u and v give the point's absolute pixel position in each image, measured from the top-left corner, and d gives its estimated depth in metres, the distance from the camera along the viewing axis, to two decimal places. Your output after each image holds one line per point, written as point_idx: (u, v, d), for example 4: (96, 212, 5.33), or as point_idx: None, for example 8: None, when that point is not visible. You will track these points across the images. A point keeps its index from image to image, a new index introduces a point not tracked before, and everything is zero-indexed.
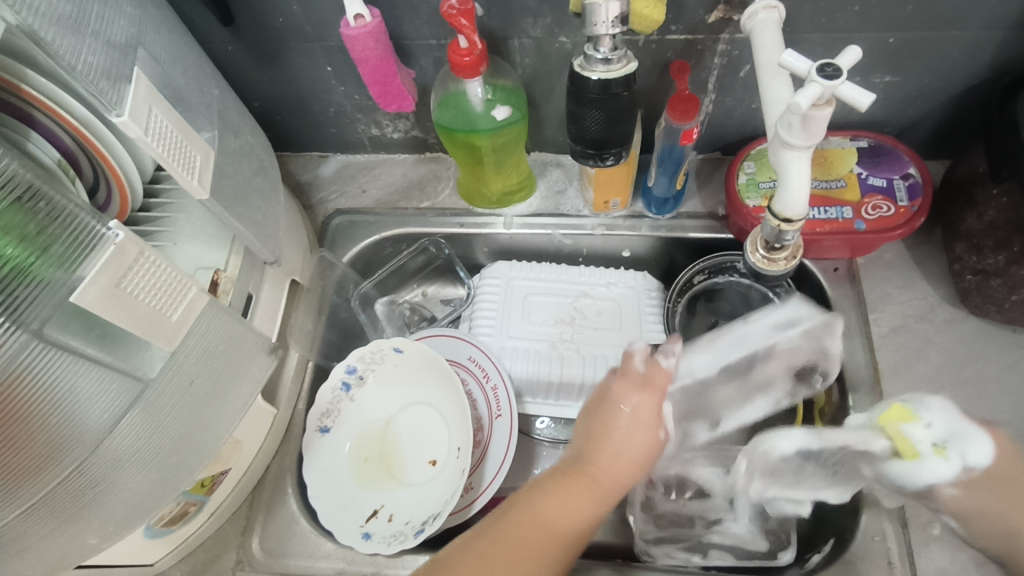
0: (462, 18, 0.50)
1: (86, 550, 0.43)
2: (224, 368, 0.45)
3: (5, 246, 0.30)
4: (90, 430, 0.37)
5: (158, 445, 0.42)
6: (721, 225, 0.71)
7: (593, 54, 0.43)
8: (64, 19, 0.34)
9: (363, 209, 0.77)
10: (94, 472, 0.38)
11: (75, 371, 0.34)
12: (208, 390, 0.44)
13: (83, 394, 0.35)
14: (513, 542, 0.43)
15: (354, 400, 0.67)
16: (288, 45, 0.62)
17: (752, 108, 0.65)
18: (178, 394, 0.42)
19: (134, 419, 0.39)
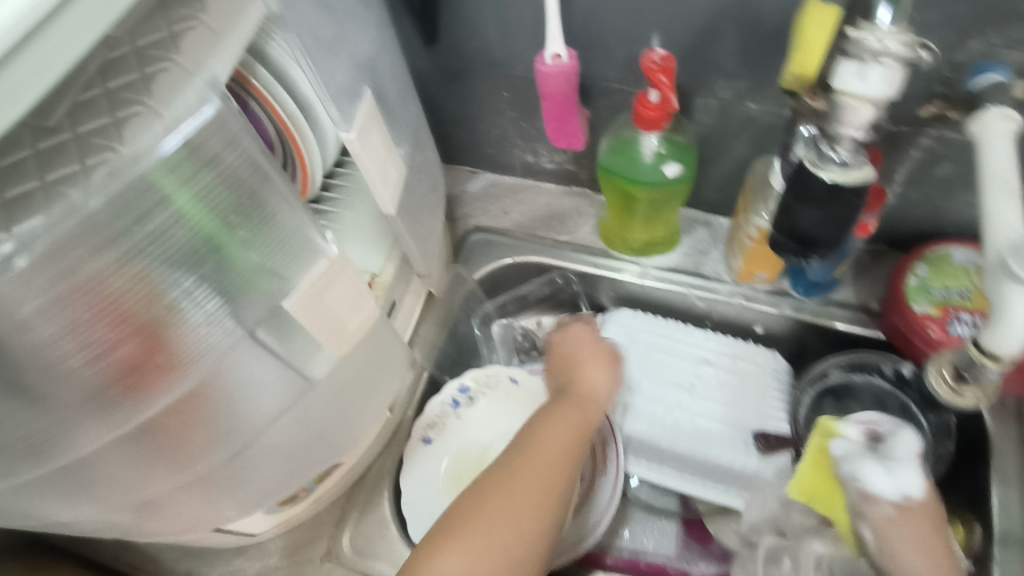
0: (662, 75, 0.49)
1: (219, 521, 0.47)
2: (371, 378, 0.48)
3: (247, 252, 0.34)
4: (258, 427, 0.40)
5: (299, 447, 0.45)
6: (874, 322, 0.66)
7: (828, 153, 0.42)
8: (326, 37, 0.37)
9: (502, 230, 0.78)
10: (246, 460, 0.42)
11: (263, 369, 0.38)
12: (353, 398, 0.47)
13: (263, 396, 0.39)
14: (508, 483, 0.47)
15: (460, 418, 0.67)
16: (474, 67, 0.64)
17: (940, 207, 0.60)
18: (334, 394, 0.44)
19: (292, 419, 0.42)
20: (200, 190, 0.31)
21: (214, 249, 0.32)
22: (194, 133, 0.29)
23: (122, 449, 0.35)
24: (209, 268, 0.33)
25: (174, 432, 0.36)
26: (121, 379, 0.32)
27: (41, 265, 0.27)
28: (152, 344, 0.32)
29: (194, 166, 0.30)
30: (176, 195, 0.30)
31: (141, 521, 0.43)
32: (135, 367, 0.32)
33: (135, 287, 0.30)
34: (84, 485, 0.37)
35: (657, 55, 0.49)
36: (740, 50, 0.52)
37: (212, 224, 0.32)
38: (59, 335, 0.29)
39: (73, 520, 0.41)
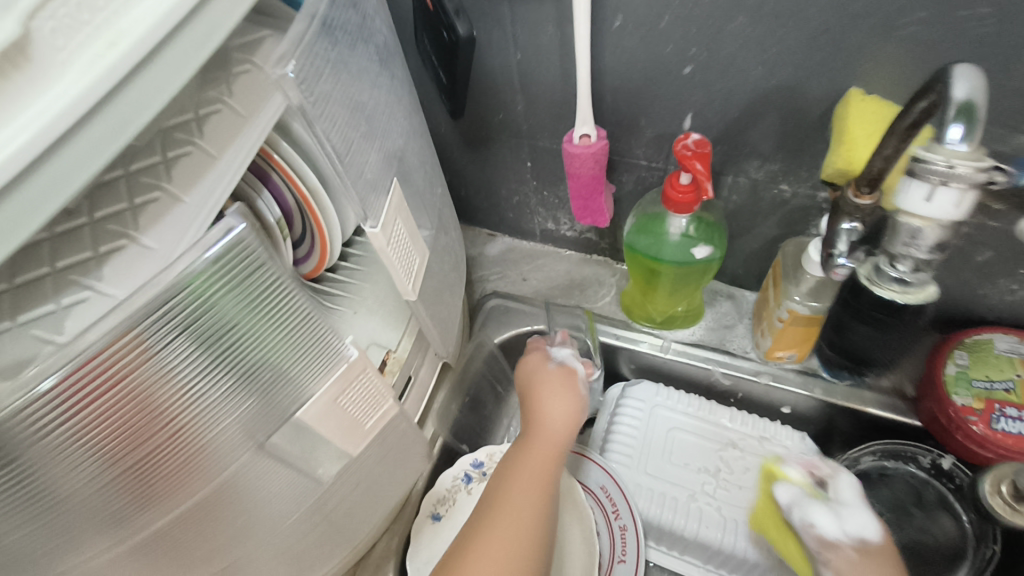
0: (697, 161, 0.48)
1: None
2: (385, 470, 0.46)
3: (272, 363, 0.33)
4: (264, 533, 0.39)
5: (300, 552, 0.43)
6: (909, 407, 0.63)
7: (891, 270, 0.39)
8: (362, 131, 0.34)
9: (520, 296, 0.76)
10: (241, 567, 0.40)
11: (271, 477, 0.36)
12: (363, 491, 0.45)
13: (271, 503, 0.38)
14: (510, 496, 0.48)
15: (470, 494, 0.65)
16: (498, 137, 0.63)
17: (979, 293, 0.58)
18: (349, 488, 0.43)
19: (295, 525, 0.41)
20: (232, 305, 0.30)
21: (240, 360, 0.31)
22: (234, 252, 0.28)
23: (125, 557, 0.33)
24: (235, 380, 0.31)
25: (175, 543, 0.35)
26: (132, 494, 0.31)
27: (71, 385, 0.25)
28: (170, 457, 0.31)
29: (228, 286, 0.29)
30: (210, 311, 0.29)
31: None
32: (150, 480, 0.31)
33: (169, 405, 0.29)
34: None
35: (690, 141, 0.48)
36: (778, 134, 0.50)
37: (240, 336, 0.31)
38: (81, 454, 0.27)
39: None
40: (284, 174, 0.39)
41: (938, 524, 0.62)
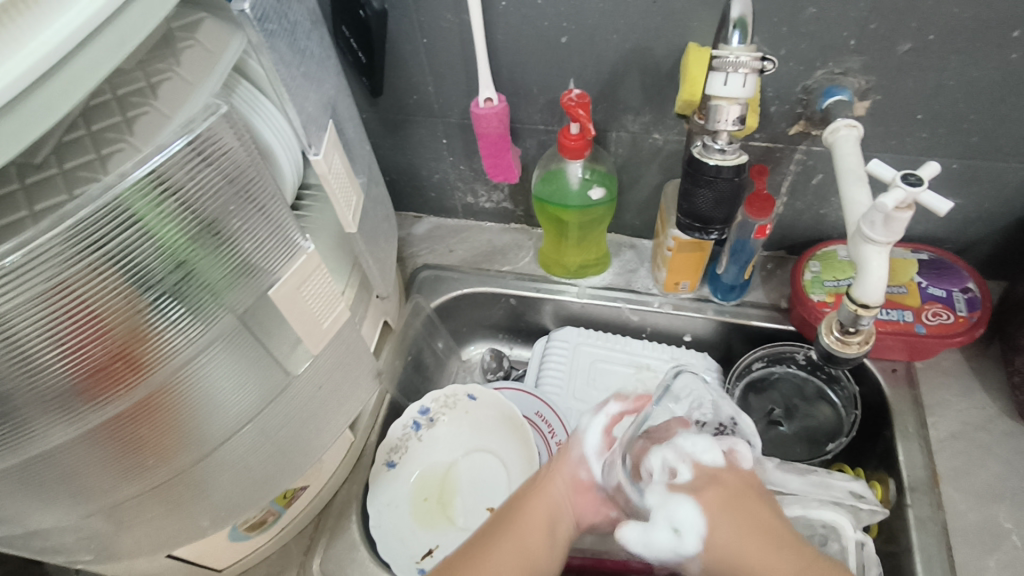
0: (580, 109, 0.58)
1: (198, 530, 0.50)
2: (344, 380, 0.53)
3: (209, 268, 0.40)
4: (220, 433, 0.45)
5: (264, 456, 0.49)
6: (783, 316, 0.75)
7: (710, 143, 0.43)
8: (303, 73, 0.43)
9: (449, 266, 0.84)
10: (208, 468, 0.46)
11: (219, 376, 0.43)
12: (327, 397, 0.52)
13: (226, 399, 0.44)
14: (524, 518, 0.52)
15: (421, 440, 0.71)
16: (414, 118, 0.72)
17: (821, 212, 0.71)
18: (306, 395, 0.50)
19: (250, 430, 0.47)
20: (169, 208, 0.36)
21: (180, 258, 0.38)
22: (167, 165, 0.34)
23: (85, 443, 0.39)
24: (177, 276, 0.38)
25: (134, 432, 0.40)
26: (90, 375, 0.36)
27: (33, 265, 0.31)
28: (116, 349, 0.36)
29: (153, 203, 0.35)
30: (150, 211, 0.35)
31: (112, 529, 0.45)
32: (105, 364, 0.36)
33: (114, 299, 0.35)
34: (46, 479, 0.40)
35: (573, 94, 0.58)
36: (643, 88, 0.62)
37: (177, 242, 0.37)
38: (41, 329, 0.33)
39: (39, 528, 0.43)
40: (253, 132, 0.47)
41: (818, 411, 0.73)
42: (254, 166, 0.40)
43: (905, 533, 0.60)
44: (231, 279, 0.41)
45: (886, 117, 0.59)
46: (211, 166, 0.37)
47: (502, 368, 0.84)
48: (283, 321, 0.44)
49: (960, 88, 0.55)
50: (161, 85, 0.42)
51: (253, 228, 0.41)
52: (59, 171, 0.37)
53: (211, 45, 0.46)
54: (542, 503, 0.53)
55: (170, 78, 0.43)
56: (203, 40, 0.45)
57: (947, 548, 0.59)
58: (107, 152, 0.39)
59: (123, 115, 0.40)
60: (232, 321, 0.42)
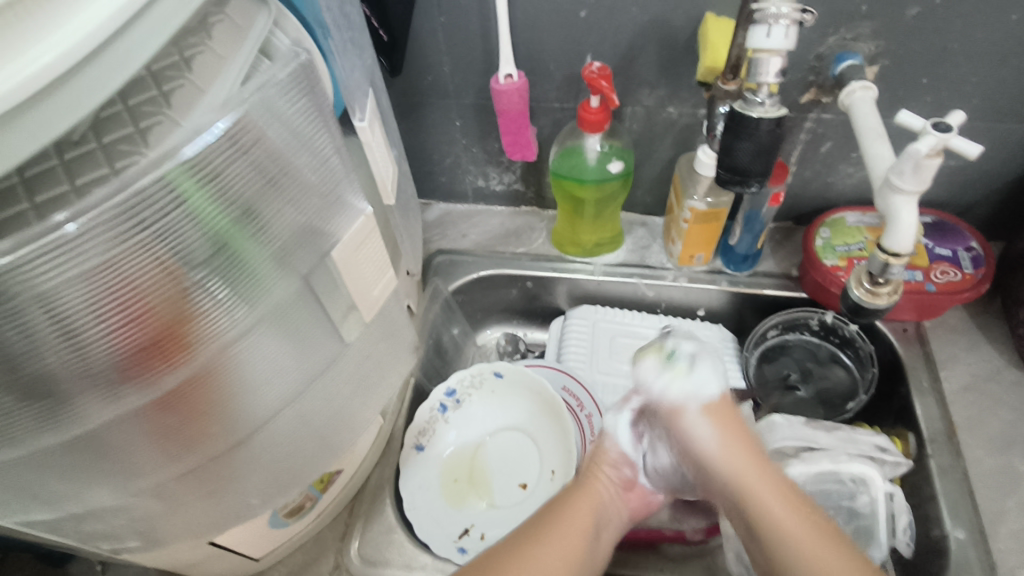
0: (601, 81, 0.59)
1: (247, 507, 0.49)
2: (387, 352, 0.53)
3: (260, 242, 0.38)
4: (261, 416, 0.44)
5: (310, 432, 0.49)
6: (795, 284, 0.77)
7: (750, 98, 0.43)
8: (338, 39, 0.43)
9: (463, 250, 0.84)
10: (252, 448, 0.45)
11: (265, 355, 0.42)
12: (373, 367, 0.52)
13: (268, 380, 0.43)
14: (574, 515, 0.53)
15: (448, 422, 0.72)
16: (428, 101, 0.72)
17: (829, 180, 0.74)
18: (354, 367, 0.50)
19: (294, 409, 0.46)
20: (217, 187, 0.34)
21: (233, 232, 0.37)
22: (206, 152, 0.33)
23: (130, 423, 0.38)
24: (228, 251, 0.37)
25: (178, 413, 0.39)
26: (137, 353, 0.35)
27: (87, 232, 0.30)
28: (166, 325, 0.35)
29: (207, 179, 0.33)
30: (200, 189, 0.33)
31: (163, 509, 0.44)
32: (153, 341, 0.35)
33: (166, 274, 0.34)
34: (89, 460, 0.38)
35: (594, 67, 0.60)
36: (659, 61, 0.63)
37: (227, 219, 0.36)
38: (90, 301, 0.32)
39: (87, 511, 0.42)
40: None
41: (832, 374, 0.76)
42: (302, 148, 0.39)
43: (928, 482, 0.62)
44: (277, 256, 0.40)
45: (894, 81, 0.61)
46: (267, 137, 0.36)
47: (517, 351, 0.86)
48: (334, 287, 0.44)
49: (965, 50, 0.58)
50: (195, 59, 0.37)
51: (299, 203, 0.40)
52: (98, 145, 0.33)
53: (242, 20, 0.39)
54: (586, 502, 0.54)
55: (204, 50, 0.37)
56: (232, 12, 0.39)
57: (970, 493, 0.61)
58: (145, 126, 0.34)
59: (159, 89, 0.35)
60: (277, 299, 0.41)
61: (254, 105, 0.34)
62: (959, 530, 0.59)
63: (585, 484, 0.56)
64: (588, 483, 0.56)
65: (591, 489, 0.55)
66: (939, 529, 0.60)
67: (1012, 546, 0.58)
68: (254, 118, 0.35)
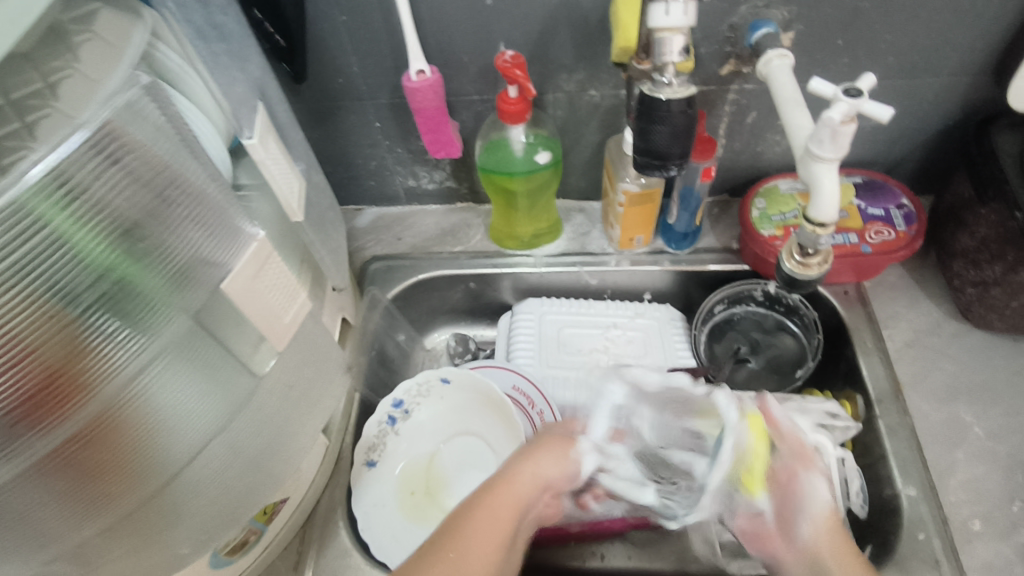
0: (516, 70, 0.57)
1: (176, 561, 0.45)
2: (312, 377, 0.50)
3: (145, 272, 0.35)
4: (183, 456, 0.41)
5: (239, 469, 0.46)
6: (736, 257, 0.77)
7: (658, 79, 0.42)
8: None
9: (399, 254, 0.81)
10: (175, 493, 0.42)
11: (174, 390, 0.39)
12: (299, 394, 0.49)
13: (184, 417, 0.40)
14: (495, 502, 0.47)
15: (398, 434, 0.69)
16: (341, 104, 0.69)
17: (758, 150, 0.73)
18: (277, 394, 0.47)
19: (218, 446, 0.43)
20: (84, 216, 0.31)
21: (112, 263, 0.33)
22: (66, 166, 0.29)
23: (27, 485, 0.34)
24: (110, 283, 0.33)
25: (85, 465, 0.36)
26: (24, 408, 0.31)
27: None
28: (52, 372, 0.32)
29: (65, 203, 0.30)
30: (61, 214, 0.30)
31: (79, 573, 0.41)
32: (39, 392, 0.31)
33: (41, 316, 0.30)
34: None
35: (506, 56, 0.57)
36: (574, 44, 0.61)
37: (100, 247, 0.32)
38: None
39: None
40: None
41: (781, 343, 0.75)
42: (184, 164, 0.37)
43: (878, 442, 0.63)
44: (170, 283, 0.37)
45: (809, 47, 0.61)
46: (136, 148, 0.33)
47: (470, 351, 0.84)
48: (240, 319, 0.42)
49: (876, 9, 0.58)
50: (62, 83, 0.33)
51: (188, 225, 0.37)
52: None
53: (113, 38, 0.37)
54: (507, 503, 0.47)
55: (70, 74, 0.33)
56: (100, 28, 0.36)
57: (918, 449, 0.61)
58: (8, 161, 0.30)
59: (22, 120, 0.31)
60: (176, 328, 0.38)
61: (116, 112, 0.32)
62: (911, 488, 0.59)
63: (517, 472, 0.50)
64: (520, 474, 0.50)
65: (518, 469, 0.50)
66: (891, 488, 0.60)
67: (962, 497, 0.59)
68: (116, 127, 0.32)
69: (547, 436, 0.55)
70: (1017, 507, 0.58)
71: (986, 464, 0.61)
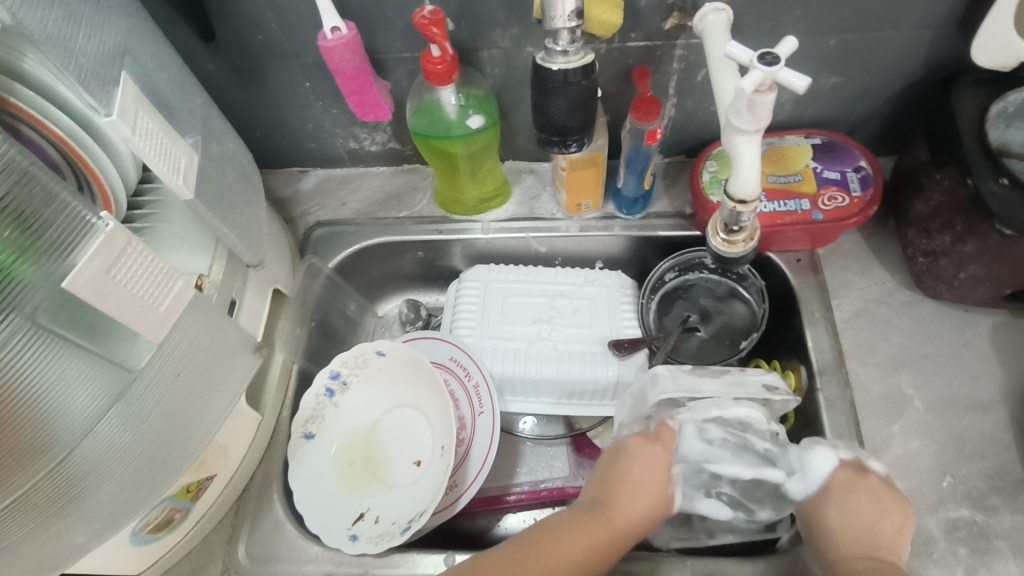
0: (434, 27, 0.53)
1: (75, 548, 0.43)
2: (210, 362, 0.47)
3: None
4: (82, 426, 0.38)
5: (144, 445, 0.43)
6: (689, 222, 0.74)
7: (553, 46, 0.41)
8: (58, 21, 0.36)
9: (343, 220, 0.78)
10: (75, 470, 0.39)
11: (58, 366, 0.35)
12: (194, 382, 0.45)
13: (73, 388, 0.37)
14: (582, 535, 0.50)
15: (337, 406, 0.68)
16: (267, 62, 0.65)
17: (712, 109, 0.69)
18: (166, 386, 0.43)
19: (117, 419, 0.40)
20: None
21: None
22: None
23: None
24: None
25: None
26: None
27: None
28: None
29: None
30: None
31: None
32: None
33: None
34: None
35: (424, 11, 0.53)
36: None
37: None
38: None
39: None
40: (33, 120, 0.42)
41: (733, 310, 0.73)
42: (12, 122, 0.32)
43: (816, 414, 0.62)
44: (31, 253, 0.32)
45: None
46: None
47: (421, 318, 0.82)
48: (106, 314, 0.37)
49: None
50: None
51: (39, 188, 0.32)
52: None
53: None
54: (597, 532, 0.51)
55: None
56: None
57: (855, 422, 0.60)
58: None
59: None
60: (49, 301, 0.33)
61: None
62: None
63: (619, 512, 0.53)
64: (621, 514, 0.53)
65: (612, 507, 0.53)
66: None
67: (895, 471, 0.58)
68: None
69: (626, 469, 0.56)
70: (948, 481, 0.57)
71: (922, 438, 0.60)
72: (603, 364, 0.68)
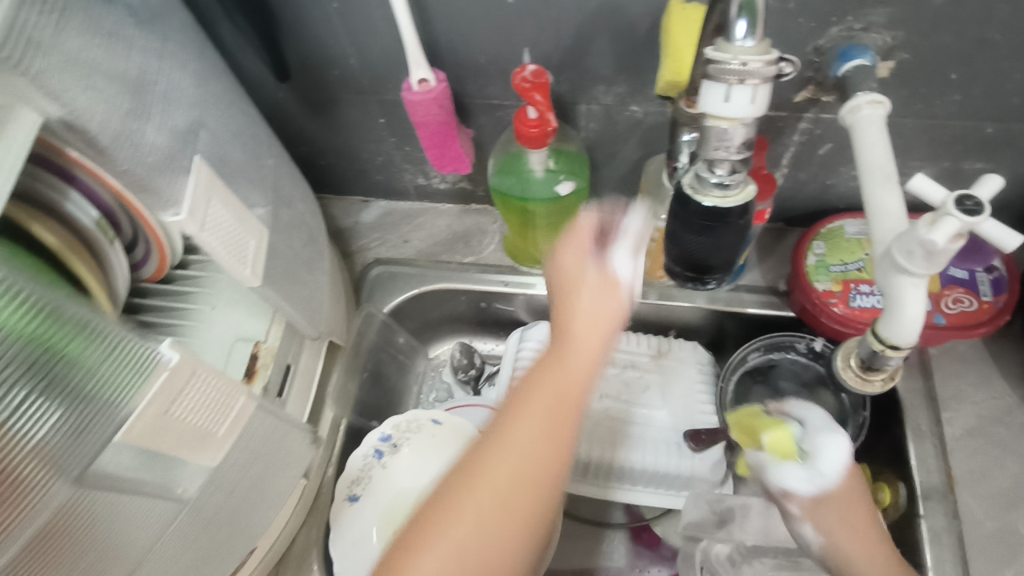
0: (536, 93, 0.47)
1: None
2: (266, 467, 0.42)
3: (52, 400, 0.25)
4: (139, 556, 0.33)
5: (192, 561, 0.38)
6: (782, 301, 0.67)
7: (707, 175, 0.37)
8: (122, 109, 0.31)
9: (403, 260, 0.73)
10: None
11: (119, 502, 0.30)
12: (248, 491, 0.41)
13: (136, 516, 0.32)
14: (548, 381, 0.38)
15: (384, 468, 0.63)
16: (342, 96, 0.59)
17: (828, 182, 0.62)
18: (215, 506, 0.38)
19: (173, 538, 0.35)
20: None
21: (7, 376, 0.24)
22: None
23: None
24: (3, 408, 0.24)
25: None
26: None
27: None
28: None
29: None
30: None
31: None
32: None
33: None
34: None
35: (527, 72, 0.47)
36: (615, 53, 0.50)
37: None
38: None
39: None
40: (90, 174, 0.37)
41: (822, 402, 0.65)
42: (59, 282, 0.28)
43: (916, 546, 0.55)
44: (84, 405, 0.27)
45: (911, 79, 0.48)
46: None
47: (475, 365, 0.75)
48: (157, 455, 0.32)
49: (1008, 42, 0.44)
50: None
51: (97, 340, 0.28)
52: None
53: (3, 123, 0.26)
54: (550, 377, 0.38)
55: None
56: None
57: (963, 564, 0.53)
58: None
59: None
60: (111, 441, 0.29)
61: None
62: None
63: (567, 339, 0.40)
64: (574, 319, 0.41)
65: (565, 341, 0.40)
66: None
67: None
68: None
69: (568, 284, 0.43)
70: None
71: None
72: (676, 457, 0.61)
